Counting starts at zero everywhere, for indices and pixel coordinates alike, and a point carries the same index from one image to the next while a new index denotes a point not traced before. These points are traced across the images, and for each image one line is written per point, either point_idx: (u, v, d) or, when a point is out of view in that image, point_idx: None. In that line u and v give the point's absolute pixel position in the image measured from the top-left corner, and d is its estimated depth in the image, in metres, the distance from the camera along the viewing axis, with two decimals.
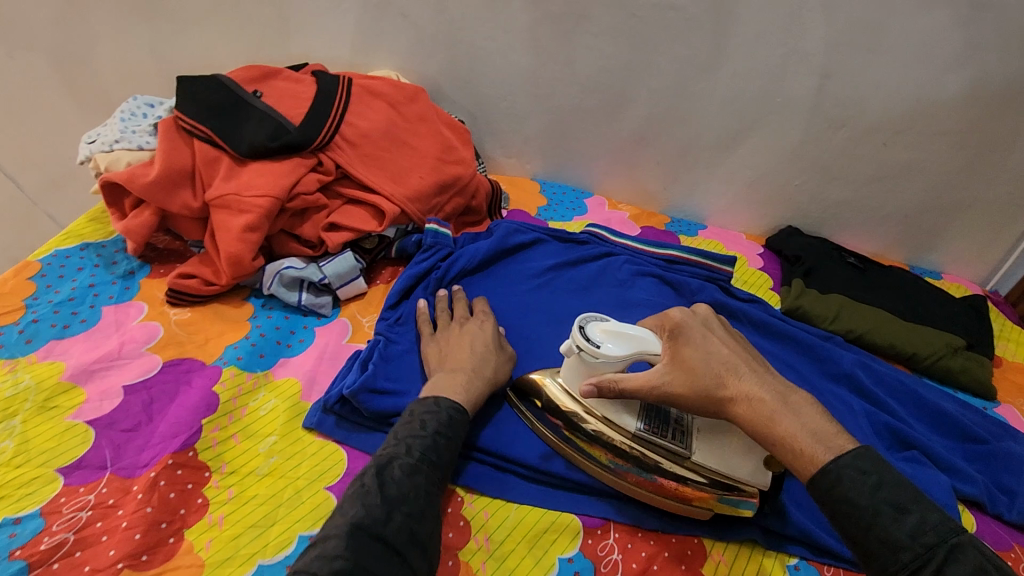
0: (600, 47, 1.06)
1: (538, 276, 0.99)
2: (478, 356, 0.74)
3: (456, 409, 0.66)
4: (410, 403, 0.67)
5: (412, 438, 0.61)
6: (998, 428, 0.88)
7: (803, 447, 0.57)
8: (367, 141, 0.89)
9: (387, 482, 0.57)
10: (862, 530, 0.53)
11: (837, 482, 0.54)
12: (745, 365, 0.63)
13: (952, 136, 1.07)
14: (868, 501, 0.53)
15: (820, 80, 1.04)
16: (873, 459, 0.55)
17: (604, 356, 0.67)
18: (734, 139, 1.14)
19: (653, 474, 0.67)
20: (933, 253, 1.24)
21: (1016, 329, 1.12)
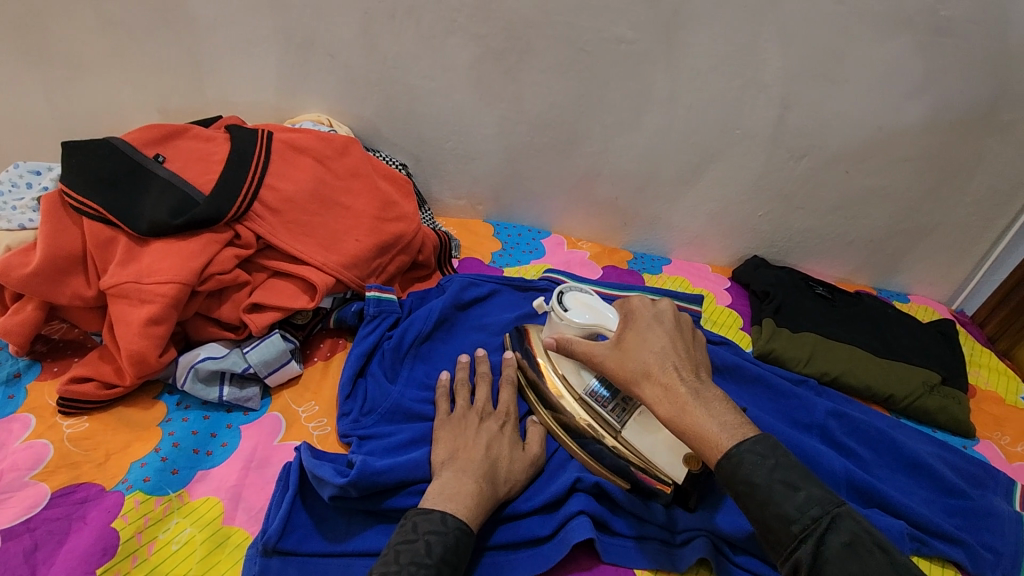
0: (547, 83, 0.99)
1: (499, 335, 0.91)
2: (490, 461, 0.67)
3: (462, 530, 0.59)
4: (411, 511, 0.60)
5: (416, 565, 0.54)
6: (975, 471, 0.85)
7: (707, 431, 0.57)
8: (292, 205, 0.80)
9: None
10: (760, 507, 0.52)
11: (738, 465, 0.54)
12: (676, 353, 0.64)
13: (914, 162, 1.04)
14: (763, 478, 0.53)
15: (780, 111, 0.99)
16: (771, 443, 0.55)
17: (567, 320, 0.77)
18: (693, 173, 1.08)
19: (583, 435, 0.74)
20: (900, 276, 1.21)
21: (986, 353, 1.10)
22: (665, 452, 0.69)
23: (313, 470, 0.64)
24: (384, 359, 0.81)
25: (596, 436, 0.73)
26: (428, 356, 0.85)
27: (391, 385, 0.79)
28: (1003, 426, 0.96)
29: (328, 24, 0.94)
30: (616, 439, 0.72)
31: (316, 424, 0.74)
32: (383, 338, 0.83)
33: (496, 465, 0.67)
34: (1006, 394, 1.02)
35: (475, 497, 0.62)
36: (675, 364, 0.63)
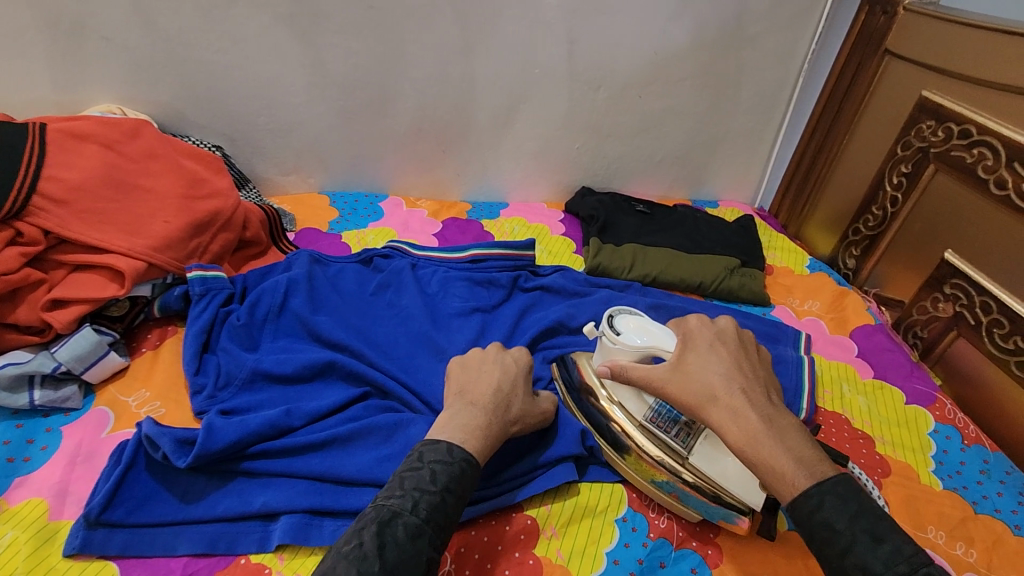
0: (346, 44, 1.00)
1: (351, 298, 0.93)
2: (501, 396, 0.68)
3: (469, 462, 0.59)
4: (421, 441, 0.60)
5: (421, 492, 0.55)
6: (770, 329, 1.00)
7: (779, 461, 0.55)
8: (82, 195, 0.77)
9: (386, 545, 0.50)
10: (838, 557, 0.50)
11: (815, 508, 0.52)
12: (741, 374, 0.62)
13: (693, 80, 1.18)
14: (846, 526, 0.50)
15: (568, 47, 1.08)
16: (854, 488, 0.52)
17: (620, 343, 0.72)
18: (509, 115, 1.15)
19: (643, 458, 0.70)
20: (708, 184, 1.37)
21: (781, 237, 1.29)
22: (738, 482, 0.66)
23: (150, 435, 0.63)
24: (232, 331, 0.81)
25: (665, 466, 0.69)
26: (283, 325, 0.85)
27: (246, 355, 0.79)
28: (793, 292, 1.14)
29: (93, 6, 0.89)
30: (684, 467, 0.68)
31: (148, 408, 0.73)
32: (230, 315, 0.82)
33: (510, 401, 0.68)
34: (794, 267, 1.21)
35: (485, 432, 0.63)
36: (749, 391, 0.60)
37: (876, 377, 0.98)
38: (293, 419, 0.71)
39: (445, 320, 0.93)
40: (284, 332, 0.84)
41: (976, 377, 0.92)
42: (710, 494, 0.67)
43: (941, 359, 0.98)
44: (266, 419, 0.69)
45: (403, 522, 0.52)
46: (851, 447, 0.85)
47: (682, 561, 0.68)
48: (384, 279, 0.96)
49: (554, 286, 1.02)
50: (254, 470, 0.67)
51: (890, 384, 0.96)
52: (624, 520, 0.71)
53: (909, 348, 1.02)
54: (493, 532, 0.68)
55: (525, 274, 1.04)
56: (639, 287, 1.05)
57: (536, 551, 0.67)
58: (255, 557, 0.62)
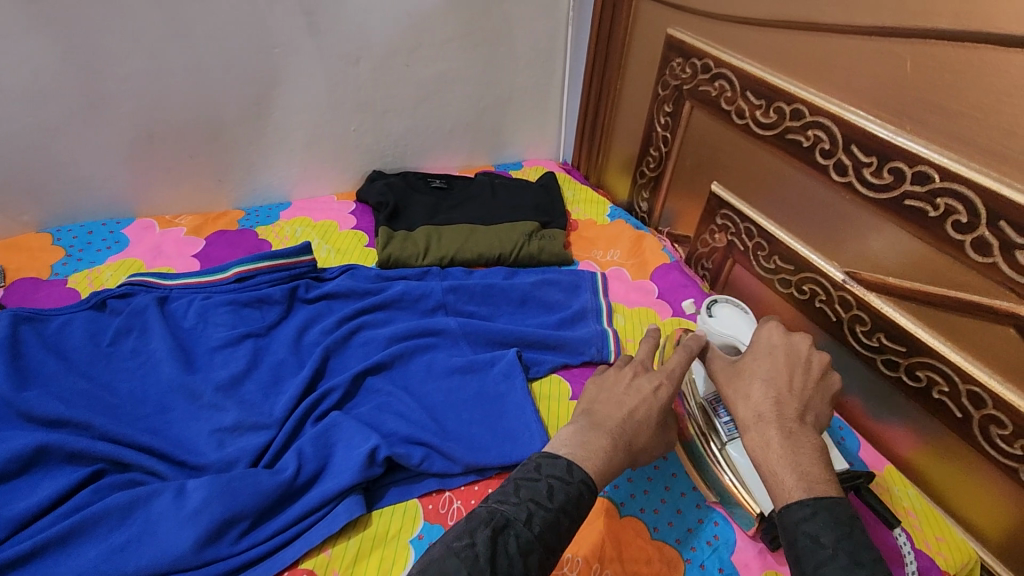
0: (14, 46, 0.82)
1: (81, 356, 0.77)
2: (633, 422, 0.62)
3: (587, 486, 0.54)
4: (537, 453, 0.56)
5: (538, 506, 0.51)
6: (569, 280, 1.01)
7: (783, 472, 0.54)
8: None
9: (499, 554, 0.47)
10: (812, 567, 0.48)
11: (801, 519, 0.51)
12: (789, 386, 0.61)
13: (459, 41, 1.12)
14: (831, 542, 0.48)
15: (306, 20, 0.97)
16: (848, 514, 0.51)
17: (710, 323, 0.76)
18: (261, 105, 1.02)
19: (688, 429, 0.72)
20: (508, 146, 1.34)
21: (584, 190, 1.29)
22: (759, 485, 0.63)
23: None
24: None
25: (699, 440, 0.70)
26: None
27: None
28: (596, 244, 1.14)
29: None
30: (716, 453, 0.68)
31: None
32: None
33: (637, 427, 0.62)
34: (596, 217, 1.21)
35: (611, 453, 0.58)
36: (785, 403, 0.60)
37: (674, 314, 1.01)
38: None
39: (208, 357, 0.80)
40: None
41: (754, 297, 0.97)
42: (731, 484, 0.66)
43: (726, 285, 1.03)
44: None
45: (515, 534, 0.48)
46: None
47: None
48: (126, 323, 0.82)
49: (340, 290, 0.92)
50: None
51: (686, 319, 1.00)
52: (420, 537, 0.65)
53: (701, 280, 1.06)
54: None
55: (305, 283, 0.93)
56: (436, 270, 0.99)
57: None
58: None
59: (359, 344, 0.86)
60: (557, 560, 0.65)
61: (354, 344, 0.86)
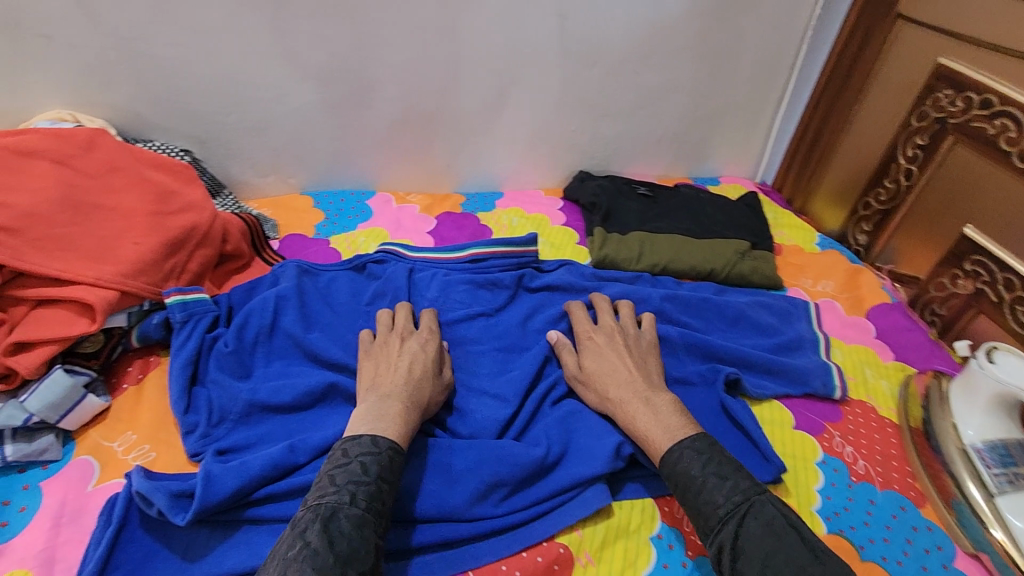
0: (317, 30, 0.90)
1: (349, 312, 0.86)
2: (413, 382, 0.70)
3: (395, 450, 0.61)
4: (343, 438, 0.61)
5: (356, 485, 0.56)
6: (783, 306, 0.99)
7: (654, 433, 0.69)
8: (38, 221, 0.68)
9: (335, 539, 0.52)
10: (694, 496, 0.61)
11: (677, 459, 0.64)
12: (629, 374, 0.76)
13: (690, 51, 1.11)
14: (699, 471, 0.62)
15: (559, 21, 0.99)
16: (707, 443, 0.66)
17: (988, 370, 0.78)
18: (499, 100, 1.06)
19: (948, 473, 0.77)
20: (710, 161, 1.31)
21: (787, 214, 1.24)
22: None
23: (143, 492, 0.57)
24: (221, 360, 0.74)
25: (964, 483, 0.75)
26: (278, 346, 0.78)
27: (239, 384, 0.72)
28: (805, 272, 1.10)
29: None
30: (984, 501, 0.73)
31: (137, 453, 0.66)
32: (217, 340, 0.75)
33: (422, 384, 0.70)
34: (804, 244, 1.16)
35: (405, 416, 0.65)
36: (635, 383, 0.74)
37: (897, 359, 0.96)
38: (298, 456, 0.65)
39: (449, 329, 0.87)
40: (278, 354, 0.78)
41: None
42: (995, 531, 0.70)
43: (960, 336, 0.96)
44: (269, 459, 0.63)
45: (343, 517, 0.53)
46: (882, 438, 0.83)
47: None
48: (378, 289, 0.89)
49: (561, 284, 0.96)
50: (260, 517, 0.61)
51: (912, 367, 0.94)
52: (660, 538, 0.67)
53: (927, 326, 0.99)
54: (520, 560, 0.63)
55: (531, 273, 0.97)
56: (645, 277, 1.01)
57: None
58: None
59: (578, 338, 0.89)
60: None
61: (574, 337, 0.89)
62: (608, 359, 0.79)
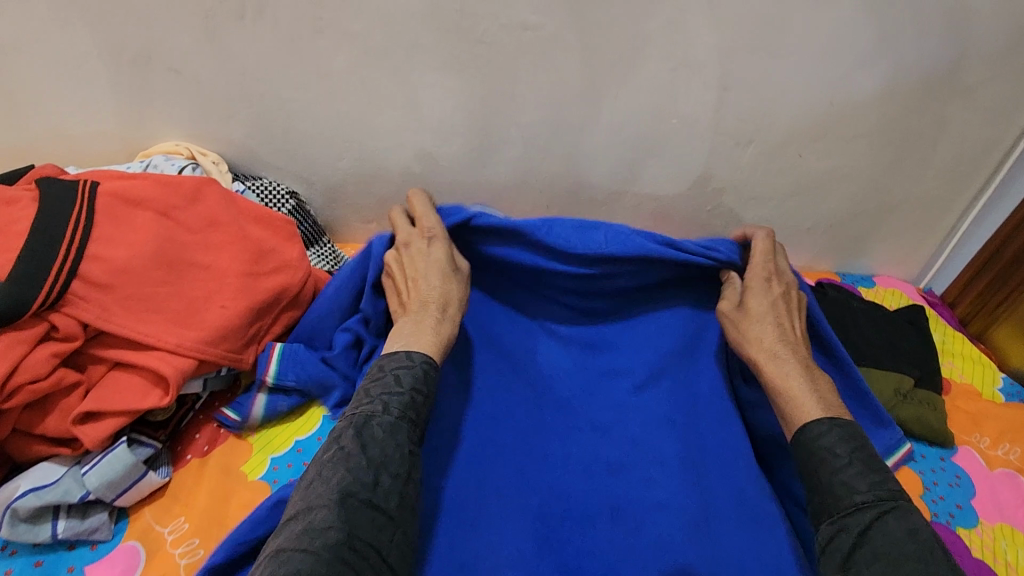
0: (445, 84, 0.82)
1: None
2: (442, 288, 0.69)
3: (429, 364, 0.62)
4: (380, 355, 0.62)
5: (390, 395, 0.57)
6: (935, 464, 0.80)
7: (805, 401, 0.65)
8: (130, 278, 0.64)
9: (368, 443, 0.54)
10: (828, 475, 0.59)
11: (820, 435, 0.61)
12: (795, 339, 0.72)
13: (872, 138, 0.93)
14: (845, 454, 0.59)
15: (719, 95, 0.85)
16: (859, 433, 0.62)
17: None
18: (631, 171, 0.94)
19: None
20: (864, 258, 1.11)
21: (958, 337, 1.02)
22: None
23: None
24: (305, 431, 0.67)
25: None
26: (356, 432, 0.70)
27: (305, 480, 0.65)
28: (981, 425, 0.89)
29: (162, 33, 0.75)
30: None
31: (185, 548, 0.60)
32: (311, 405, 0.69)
33: (450, 285, 0.70)
34: (982, 390, 0.94)
35: (437, 335, 0.65)
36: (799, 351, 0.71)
37: None
38: None
39: None
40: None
41: None
42: None
43: None
44: None
45: (376, 423, 0.55)
46: None
47: None
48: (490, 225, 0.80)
49: None
50: None
51: None
52: None
53: None
54: None
55: None
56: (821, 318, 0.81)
57: None
58: None
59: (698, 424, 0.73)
60: None
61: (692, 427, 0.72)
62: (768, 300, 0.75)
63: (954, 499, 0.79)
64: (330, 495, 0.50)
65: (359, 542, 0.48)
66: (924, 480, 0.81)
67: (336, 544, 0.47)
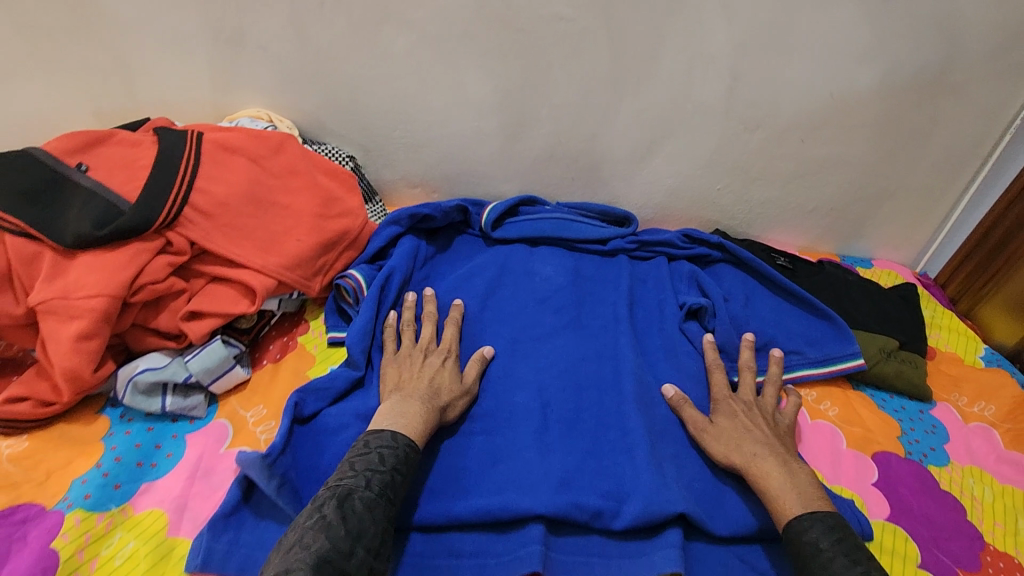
0: (488, 66, 0.95)
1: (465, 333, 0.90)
2: (432, 387, 0.74)
3: (411, 447, 0.65)
4: (366, 431, 0.66)
5: (372, 472, 0.60)
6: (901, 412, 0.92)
7: (788, 499, 0.66)
8: (226, 209, 0.78)
9: (347, 515, 0.55)
10: (816, 568, 0.59)
11: (805, 529, 0.62)
12: (766, 436, 0.74)
13: (869, 128, 1.02)
14: (829, 547, 0.60)
15: (729, 83, 0.96)
16: (840, 523, 0.63)
17: None
18: (648, 150, 1.05)
19: None
20: (863, 240, 1.21)
21: (948, 314, 1.10)
22: None
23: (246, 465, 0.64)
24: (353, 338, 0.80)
25: None
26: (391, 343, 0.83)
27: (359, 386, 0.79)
28: (960, 386, 0.98)
29: (255, 16, 0.90)
30: None
31: (264, 427, 0.73)
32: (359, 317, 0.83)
33: (441, 390, 0.74)
34: (964, 356, 1.03)
35: (424, 415, 0.70)
36: (775, 446, 0.73)
37: None
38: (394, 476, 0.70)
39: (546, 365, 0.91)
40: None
41: None
42: None
43: None
44: None
45: (358, 497, 0.57)
46: None
47: None
48: (531, 204, 1.10)
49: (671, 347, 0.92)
50: None
51: None
52: None
53: None
54: None
55: (638, 329, 0.95)
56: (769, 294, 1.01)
57: None
58: None
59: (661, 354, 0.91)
60: None
61: (657, 354, 0.91)
62: (740, 416, 0.78)
63: (930, 443, 0.88)
64: (307, 561, 0.50)
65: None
66: (904, 426, 0.90)
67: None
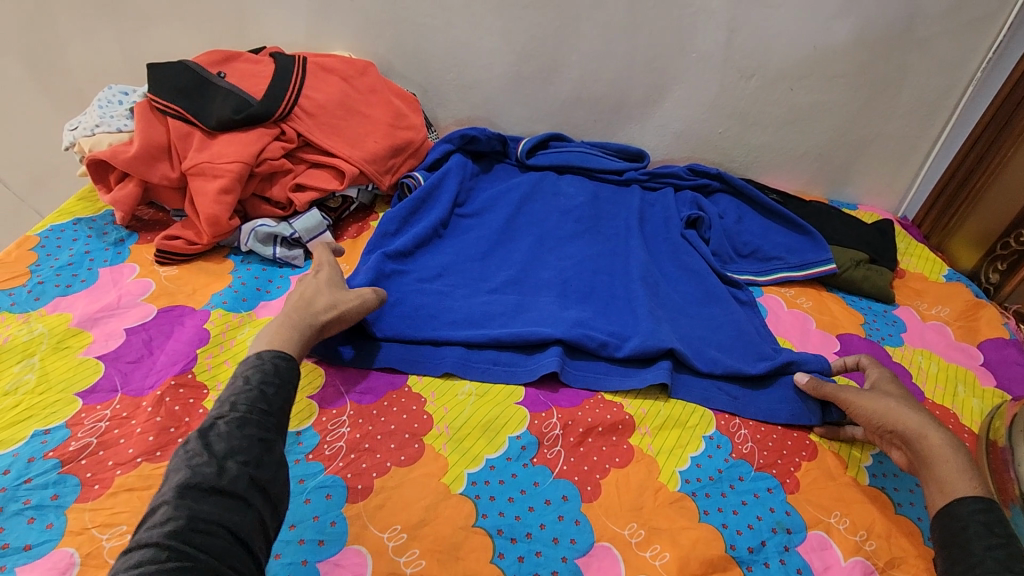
0: (528, 17, 1.17)
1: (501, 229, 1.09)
2: (300, 301, 0.77)
3: (280, 360, 0.66)
4: (234, 366, 0.66)
5: (236, 394, 0.61)
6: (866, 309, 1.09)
7: (959, 470, 0.66)
8: (324, 112, 1.00)
9: (212, 441, 0.56)
10: (978, 544, 0.59)
11: (978, 509, 0.62)
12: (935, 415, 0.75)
13: (848, 78, 1.21)
14: (1001, 533, 0.59)
15: (727, 35, 1.16)
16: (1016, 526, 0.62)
17: None
18: (659, 95, 1.25)
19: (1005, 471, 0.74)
20: (849, 186, 1.38)
21: (920, 246, 1.27)
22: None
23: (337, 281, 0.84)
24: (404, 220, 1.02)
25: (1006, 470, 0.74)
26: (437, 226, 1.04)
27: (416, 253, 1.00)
28: (922, 296, 1.14)
29: None
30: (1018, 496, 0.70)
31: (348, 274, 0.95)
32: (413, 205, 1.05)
33: (312, 298, 0.77)
34: (929, 274, 1.20)
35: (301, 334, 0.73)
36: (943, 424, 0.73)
37: (998, 386, 0.97)
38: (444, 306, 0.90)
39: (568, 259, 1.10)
40: (462, 228, 1.09)
41: None
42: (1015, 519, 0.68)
43: None
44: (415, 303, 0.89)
45: (220, 423, 0.57)
46: None
47: (760, 480, 0.76)
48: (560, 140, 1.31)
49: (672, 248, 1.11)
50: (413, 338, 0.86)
51: (1010, 395, 0.95)
52: (711, 438, 0.80)
53: None
54: (607, 405, 0.82)
55: (647, 235, 1.14)
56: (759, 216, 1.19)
57: (630, 442, 0.78)
58: (414, 389, 0.81)
59: (666, 256, 1.11)
60: (827, 511, 0.74)
61: (662, 255, 1.10)
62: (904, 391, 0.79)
63: (888, 330, 1.05)
64: (169, 493, 0.51)
65: (200, 523, 0.49)
66: (868, 318, 1.07)
67: (176, 530, 0.48)
